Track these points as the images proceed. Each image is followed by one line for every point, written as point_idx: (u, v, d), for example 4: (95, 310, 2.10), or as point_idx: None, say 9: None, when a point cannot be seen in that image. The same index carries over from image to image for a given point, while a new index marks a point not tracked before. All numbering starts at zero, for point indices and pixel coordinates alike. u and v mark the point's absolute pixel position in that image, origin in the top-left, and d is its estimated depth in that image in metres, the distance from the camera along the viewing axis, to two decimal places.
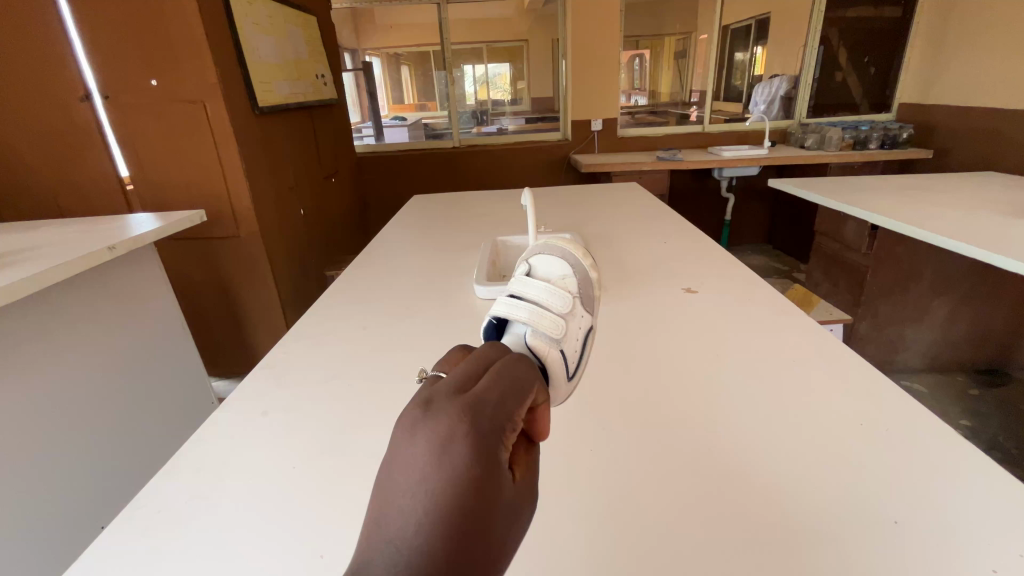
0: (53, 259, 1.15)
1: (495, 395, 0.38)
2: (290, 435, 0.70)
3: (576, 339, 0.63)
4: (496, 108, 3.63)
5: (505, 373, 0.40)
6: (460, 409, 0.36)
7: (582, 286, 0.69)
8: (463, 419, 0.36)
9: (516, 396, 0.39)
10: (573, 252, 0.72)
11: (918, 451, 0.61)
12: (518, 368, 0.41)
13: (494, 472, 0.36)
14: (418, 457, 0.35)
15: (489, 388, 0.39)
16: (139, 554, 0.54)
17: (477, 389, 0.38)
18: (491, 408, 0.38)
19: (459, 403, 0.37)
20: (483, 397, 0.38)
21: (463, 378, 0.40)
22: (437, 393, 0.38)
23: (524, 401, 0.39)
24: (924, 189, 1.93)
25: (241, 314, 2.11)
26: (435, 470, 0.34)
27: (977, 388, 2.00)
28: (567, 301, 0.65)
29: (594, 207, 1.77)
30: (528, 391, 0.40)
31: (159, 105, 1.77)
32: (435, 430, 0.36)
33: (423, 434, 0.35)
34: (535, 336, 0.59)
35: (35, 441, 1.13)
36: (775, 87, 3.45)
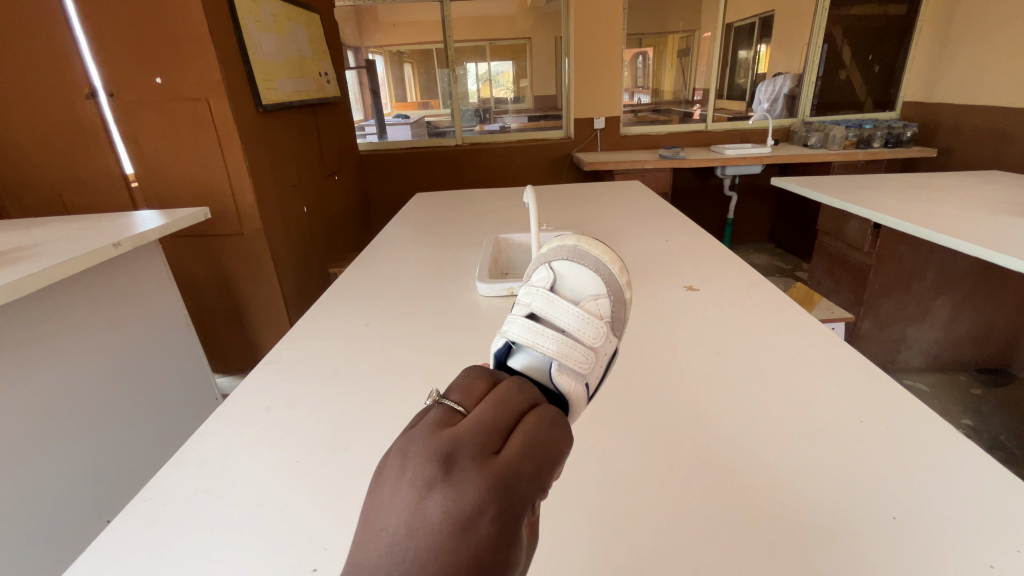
0: (59, 255, 1.16)
1: (525, 467, 0.34)
2: (294, 430, 0.71)
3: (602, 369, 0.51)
4: (499, 107, 3.56)
5: (537, 436, 0.36)
6: (486, 481, 0.32)
7: (615, 309, 0.54)
8: (487, 495, 0.32)
9: (543, 464, 0.35)
10: (609, 260, 0.55)
11: (915, 447, 0.61)
12: (551, 432, 0.37)
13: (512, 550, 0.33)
14: (432, 529, 0.31)
15: (518, 454, 0.34)
16: (144, 546, 0.55)
17: (506, 457, 0.34)
18: (517, 477, 0.34)
19: (484, 471, 0.33)
20: (511, 467, 0.34)
21: (488, 432, 0.35)
22: (458, 450, 0.34)
23: (552, 472, 0.36)
24: (927, 188, 1.93)
25: (244, 311, 2.12)
26: (452, 551, 0.30)
27: (980, 387, 1.99)
28: (598, 328, 0.51)
29: (596, 205, 1.78)
30: (556, 460, 0.36)
31: (163, 102, 1.78)
32: (456, 499, 0.32)
33: (442, 503, 0.31)
34: (561, 371, 0.46)
35: (37, 437, 1.13)
36: (779, 86, 3.46)
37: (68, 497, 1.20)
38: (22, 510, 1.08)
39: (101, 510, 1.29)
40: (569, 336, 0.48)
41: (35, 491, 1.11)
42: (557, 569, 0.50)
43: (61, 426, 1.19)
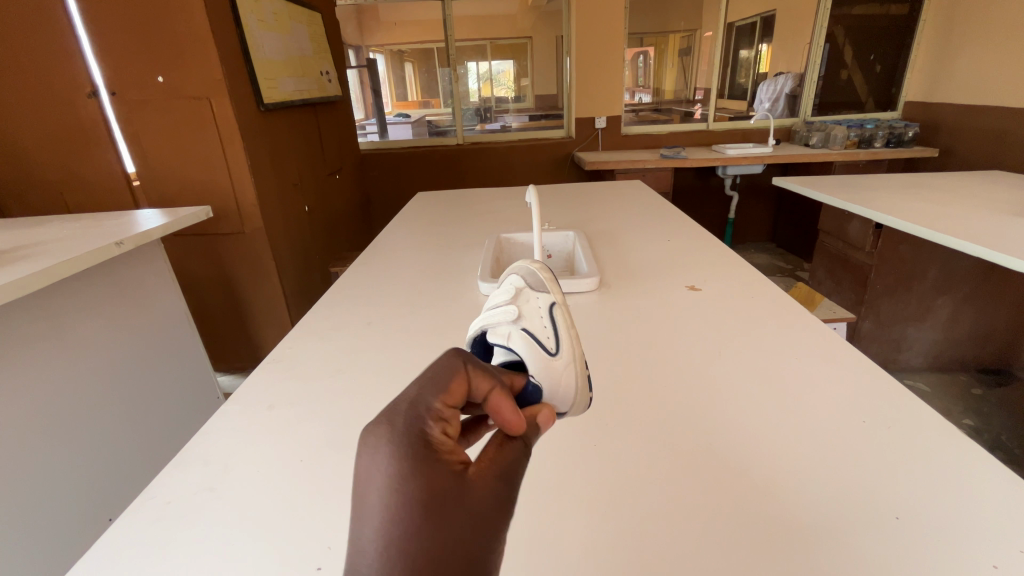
0: (62, 254, 1.17)
1: (415, 396, 0.38)
2: (297, 429, 0.71)
3: (551, 329, 0.56)
4: (500, 105, 3.54)
5: (429, 372, 0.40)
6: (386, 419, 0.37)
7: (529, 281, 0.63)
8: (390, 427, 0.36)
9: (436, 388, 0.39)
10: (518, 261, 0.67)
11: (917, 446, 0.61)
12: (443, 365, 0.41)
13: (436, 471, 0.35)
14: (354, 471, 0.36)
15: (416, 392, 0.39)
16: (149, 544, 0.55)
17: (400, 396, 0.39)
18: (410, 405, 0.38)
19: (386, 413, 0.37)
20: (407, 401, 0.38)
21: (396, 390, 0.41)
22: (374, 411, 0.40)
23: (448, 392, 0.39)
24: (929, 188, 1.92)
25: (245, 309, 2.12)
26: (368, 479, 0.35)
27: (981, 387, 1.99)
28: (517, 297, 0.60)
29: (598, 204, 1.78)
30: (452, 381, 0.39)
31: (165, 100, 1.78)
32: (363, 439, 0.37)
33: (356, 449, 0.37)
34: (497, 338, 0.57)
35: (37, 434, 1.13)
36: (780, 85, 3.46)
37: (71, 496, 1.20)
38: (23, 509, 1.08)
39: (104, 509, 1.30)
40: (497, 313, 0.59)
41: (36, 491, 1.11)
42: (558, 570, 0.50)
43: (62, 426, 1.19)
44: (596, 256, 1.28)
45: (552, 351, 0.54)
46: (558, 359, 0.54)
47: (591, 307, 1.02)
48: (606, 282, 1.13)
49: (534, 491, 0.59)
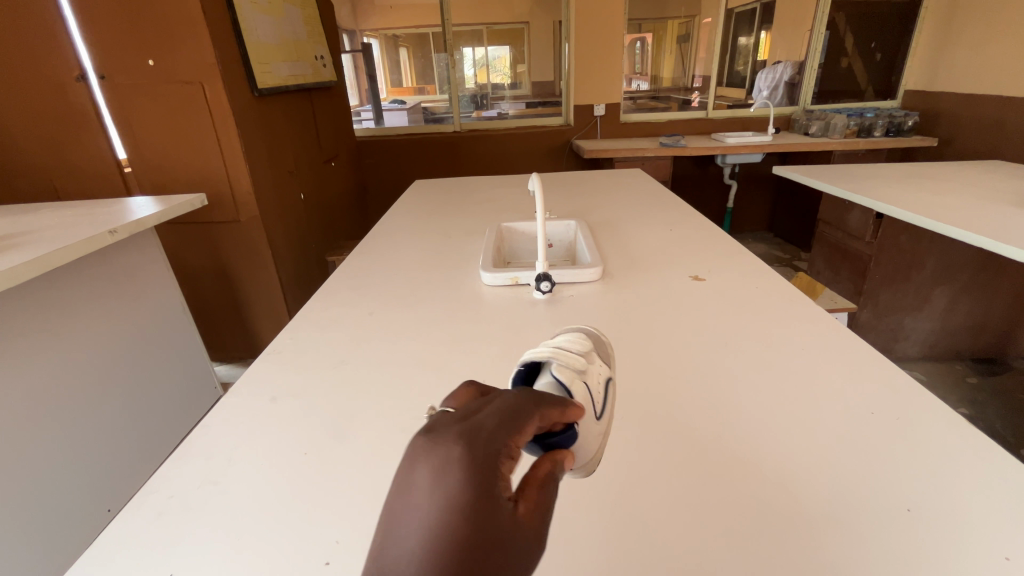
0: (56, 242, 1.14)
1: (491, 423, 0.35)
2: (298, 422, 0.70)
3: (603, 395, 0.51)
4: (496, 92, 3.49)
5: (504, 403, 0.37)
6: (456, 434, 0.34)
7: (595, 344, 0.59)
8: (461, 442, 0.33)
9: (507, 419, 0.36)
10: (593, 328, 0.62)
11: (923, 437, 0.62)
12: (521, 401, 0.38)
13: (489, 498, 0.32)
14: (416, 486, 0.32)
15: (493, 416, 0.36)
16: (153, 539, 0.54)
17: (476, 418, 0.36)
18: (481, 430, 0.35)
19: (458, 429, 0.34)
20: (480, 423, 0.35)
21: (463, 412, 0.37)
22: (438, 423, 0.36)
23: (519, 429, 0.36)
24: (930, 177, 1.92)
25: (241, 298, 2.10)
26: (425, 503, 0.31)
27: (975, 376, 2.02)
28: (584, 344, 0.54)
29: (599, 193, 1.76)
30: (523, 419, 0.36)
31: (156, 85, 1.73)
32: (428, 457, 0.33)
33: (421, 463, 0.33)
34: (554, 367, 0.49)
35: (25, 427, 1.10)
36: (779, 73, 3.42)
37: (66, 488, 1.19)
38: (21, 501, 1.07)
39: (101, 501, 1.29)
40: (562, 348, 0.52)
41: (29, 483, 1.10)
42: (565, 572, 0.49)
43: (50, 417, 1.16)
44: (598, 246, 1.27)
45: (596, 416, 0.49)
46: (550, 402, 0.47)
47: (594, 299, 1.01)
48: (609, 272, 1.12)
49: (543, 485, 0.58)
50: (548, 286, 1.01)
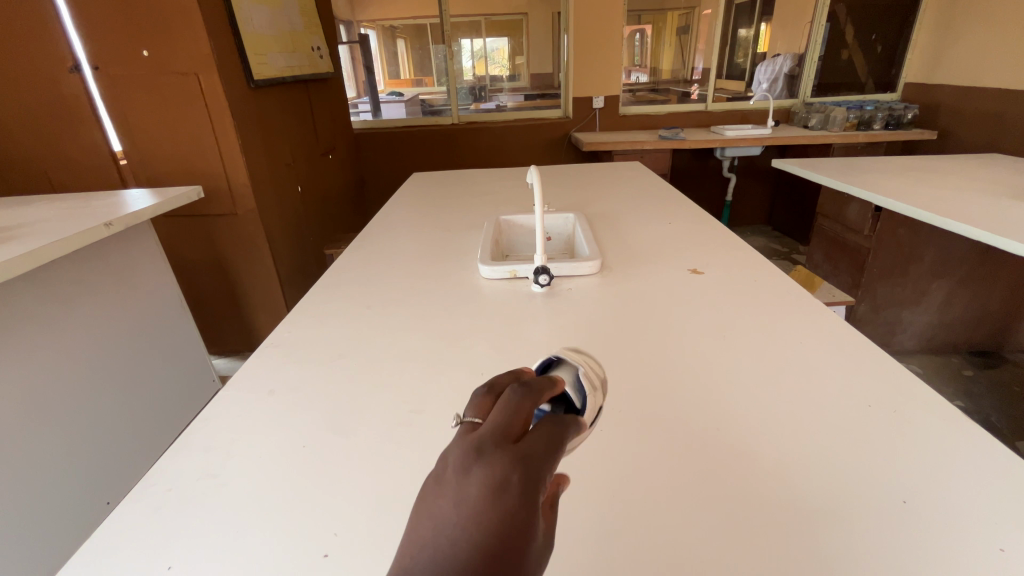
0: (51, 234, 1.14)
1: (544, 444, 0.34)
2: (297, 415, 0.70)
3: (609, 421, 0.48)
4: (495, 85, 3.46)
5: (554, 422, 0.36)
6: (512, 459, 0.32)
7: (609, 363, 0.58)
8: (521, 468, 0.32)
9: (557, 442, 0.35)
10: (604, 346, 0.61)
11: (919, 428, 0.62)
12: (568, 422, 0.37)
13: (534, 531, 0.31)
14: (466, 499, 0.30)
15: (545, 440, 0.34)
16: (152, 531, 0.54)
17: (528, 437, 0.34)
18: (535, 452, 0.33)
19: (512, 453, 0.32)
20: (534, 444, 0.34)
21: (513, 423, 0.35)
22: (489, 434, 0.34)
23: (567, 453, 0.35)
24: (929, 170, 1.92)
25: (239, 291, 2.10)
26: (472, 521, 0.30)
27: (972, 369, 2.02)
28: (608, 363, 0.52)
29: (598, 186, 1.76)
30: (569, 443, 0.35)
31: (151, 76, 1.72)
32: (482, 472, 0.31)
33: (476, 476, 0.31)
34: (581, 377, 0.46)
35: (20, 421, 1.09)
36: (779, 66, 3.39)
37: (62, 482, 1.19)
38: (20, 493, 1.08)
39: (97, 495, 1.29)
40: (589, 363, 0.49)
41: (24, 478, 1.09)
42: (563, 565, 0.49)
43: (45, 412, 1.15)
44: (597, 239, 1.27)
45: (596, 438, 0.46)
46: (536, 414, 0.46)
47: (592, 292, 1.01)
48: (607, 265, 1.12)
49: None
50: (546, 279, 1.00)
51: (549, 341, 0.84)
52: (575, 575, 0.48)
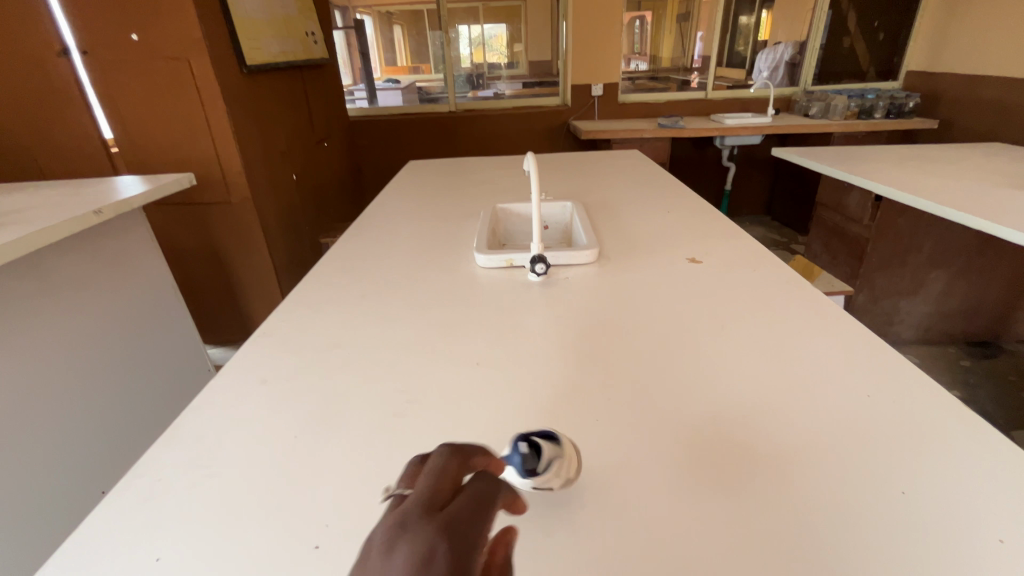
0: (38, 222, 1.12)
1: (468, 508, 0.33)
2: (286, 406, 0.69)
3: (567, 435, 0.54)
4: (493, 72, 3.41)
5: (476, 484, 0.35)
6: (435, 530, 0.31)
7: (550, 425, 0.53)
8: (444, 536, 0.31)
9: (482, 501, 0.34)
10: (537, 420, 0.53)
11: (918, 419, 0.61)
12: (489, 482, 0.36)
13: None
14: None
15: (469, 504, 0.34)
16: (141, 523, 0.53)
17: (450, 506, 0.33)
18: (458, 519, 0.32)
19: (436, 524, 0.32)
20: (456, 511, 0.33)
21: (433, 494, 0.35)
22: (407, 514, 0.33)
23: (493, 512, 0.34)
24: (930, 160, 1.90)
25: (233, 280, 2.08)
26: None
27: (968, 359, 2.03)
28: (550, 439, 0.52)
29: (596, 175, 1.74)
30: (495, 503, 0.35)
31: (141, 61, 1.68)
32: (406, 551, 0.30)
33: (399, 552, 0.30)
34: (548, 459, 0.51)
35: (8, 412, 1.08)
36: (780, 53, 3.37)
37: (50, 473, 1.17)
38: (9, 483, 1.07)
39: (86, 485, 1.27)
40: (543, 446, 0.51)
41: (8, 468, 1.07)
42: (559, 558, 0.48)
43: (32, 402, 1.14)
44: (594, 228, 1.25)
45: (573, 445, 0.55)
46: (560, 437, 0.54)
47: (590, 281, 1.00)
48: (605, 255, 1.11)
49: None
50: (543, 268, 0.99)
51: (546, 330, 0.83)
52: (569, 567, 0.47)
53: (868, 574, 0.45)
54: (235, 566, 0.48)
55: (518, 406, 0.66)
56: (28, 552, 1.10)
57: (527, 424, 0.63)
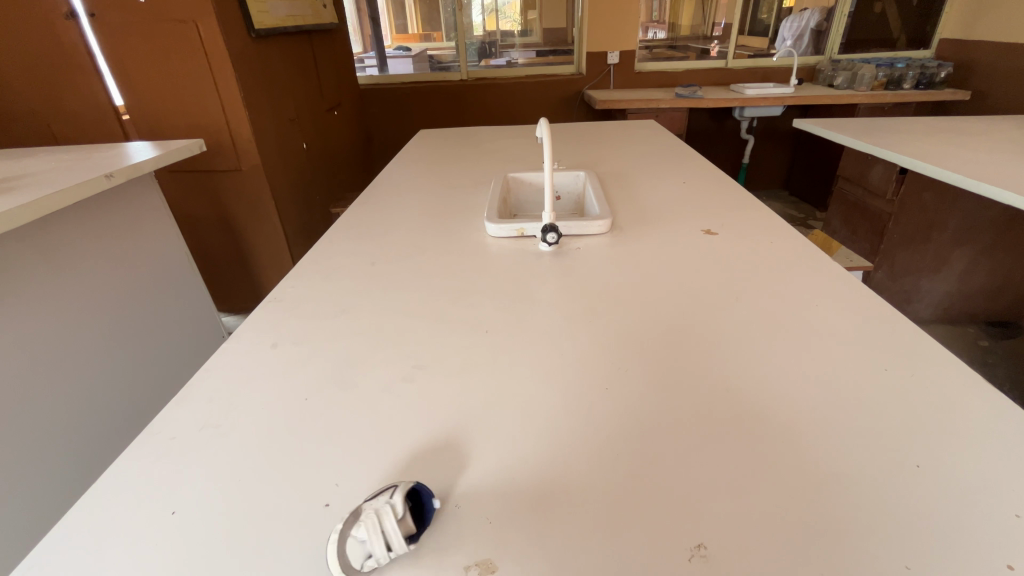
0: (50, 186, 1.12)
1: None
2: (297, 370, 0.69)
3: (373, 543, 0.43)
4: (505, 40, 3.29)
5: None
6: None
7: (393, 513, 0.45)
8: None
9: None
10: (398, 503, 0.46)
11: (935, 392, 0.60)
12: None
13: None
14: None
15: None
16: (159, 477, 0.54)
17: None
18: None
19: None
20: None
21: None
22: None
23: None
24: (961, 132, 1.82)
25: (246, 248, 2.09)
26: None
27: (987, 339, 1.99)
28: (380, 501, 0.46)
29: (611, 144, 1.70)
30: None
31: (149, 23, 1.65)
32: None
33: None
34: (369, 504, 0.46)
35: (24, 372, 1.11)
36: (806, 21, 3.19)
37: (66, 432, 1.21)
38: (27, 440, 1.11)
39: (101, 445, 1.31)
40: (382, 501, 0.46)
41: (22, 427, 1.10)
42: (566, 522, 0.48)
43: (44, 364, 1.16)
44: (607, 198, 1.23)
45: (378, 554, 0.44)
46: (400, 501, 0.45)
47: (602, 251, 0.98)
48: (618, 225, 1.09)
49: (545, 433, 0.57)
50: (554, 238, 0.97)
51: (556, 299, 0.83)
52: (573, 531, 0.47)
53: (874, 543, 0.45)
54: (247, 520, 0.49)
55: (526, 374, 0.66)
56: (44, 505, 1.15)
57: (535, 392, 0.63)
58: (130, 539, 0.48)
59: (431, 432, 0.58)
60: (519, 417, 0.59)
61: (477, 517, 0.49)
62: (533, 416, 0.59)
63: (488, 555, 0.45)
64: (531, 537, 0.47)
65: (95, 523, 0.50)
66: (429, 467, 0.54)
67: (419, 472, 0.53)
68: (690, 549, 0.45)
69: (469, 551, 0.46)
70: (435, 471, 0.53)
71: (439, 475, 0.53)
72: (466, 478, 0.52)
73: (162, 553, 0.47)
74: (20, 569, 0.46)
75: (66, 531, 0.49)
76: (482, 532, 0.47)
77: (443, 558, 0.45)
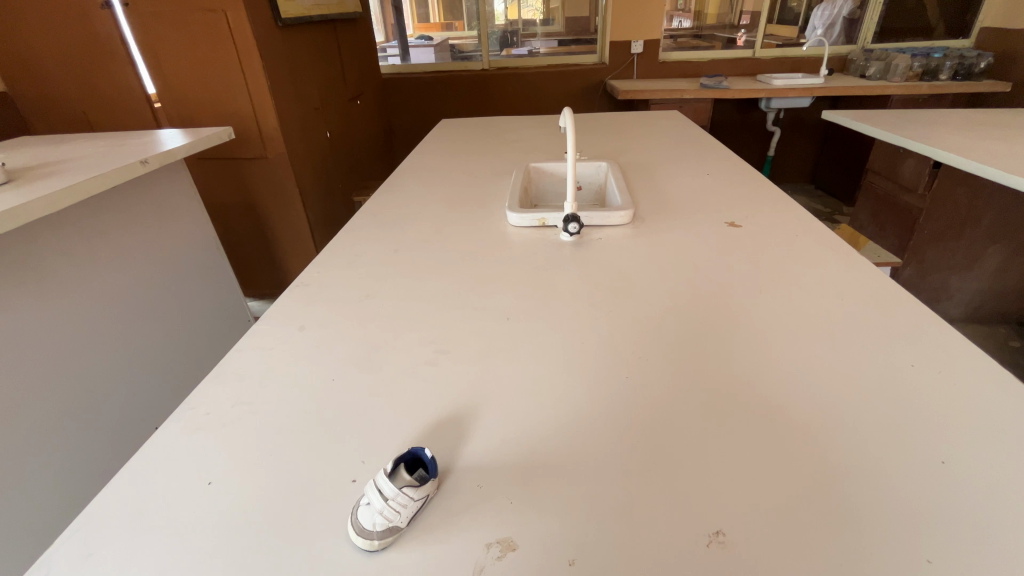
0: (88, 172, 1.16)
1: None
2: (323, 352, 0.71)
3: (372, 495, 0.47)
4: (528, 29, 3.26)
5: None
6: None
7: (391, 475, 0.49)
8: None
9: None
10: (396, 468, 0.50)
11: (965, 389, 0.59)
12: None
13: None
14: None
15: None
16: (195, 450, 0.57)
17: None
18: None
19: None
20: None
21: None
22: None
23: None
24: (1001, 124, 1.76)
25: (271, 234, 2.14)
26: None
27: (1020, 340, 1.94)
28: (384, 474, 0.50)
29: (634, 135, 1.68)
30: None
31: (179, 12, 1.69)
32: None
33: None
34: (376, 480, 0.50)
35: (62, 351, 1.16)
36: (838, 8, 3.06)
37: (100, 408, 1.26)
38: (65, 417, 1.16)
39: (133, 422, 1.36)
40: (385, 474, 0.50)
41: (59, 402, 1.15)
42: (585, 505, 0.49)
43: (81, 342, 1.21)
44: (629, 189, 1.23)
45: (380, 507, 0.46)
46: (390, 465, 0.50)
47: (623, 242, 0.98)
48: (639, 216, 1.08)
49: (566, 420, 0.58)
50: (576, 228, 0.97)
51: (577, 289, 0.83)
52: (594, 516, 0.48)
53: (897, 538, 0.45)
54: (276, 494, 0.51)
55: (547, 362, 0.67)
56: (81, 478, 1.21)
57: (556, 379, 0.64)
58: (168, 507, 0.51)
59: (454, 416, 0.59)
60: (539, 404, 0.60)
61: (498, 497, 0.50)
62: (555, 402, 0.60)
63: (510, 534, 0.47)
64: (551, 519, 0.48)
65: (139, 491, 0.53)
66: (451, 445, 0.56)
67: (444, 452, 0.55)
68: (708, 536, 0.46)
69: (489, 528, 0.47)
70: (457, 452, 0.55)
71: (460, 456, 0.54)
72: (488, 459, 0.54)
73: (198, 520, 0.49)
74: (68, 533, 0.49)
75: (110, 499, 0.52)
76: (503, 513, 0.49)
77: (464, 531, 0.47)
